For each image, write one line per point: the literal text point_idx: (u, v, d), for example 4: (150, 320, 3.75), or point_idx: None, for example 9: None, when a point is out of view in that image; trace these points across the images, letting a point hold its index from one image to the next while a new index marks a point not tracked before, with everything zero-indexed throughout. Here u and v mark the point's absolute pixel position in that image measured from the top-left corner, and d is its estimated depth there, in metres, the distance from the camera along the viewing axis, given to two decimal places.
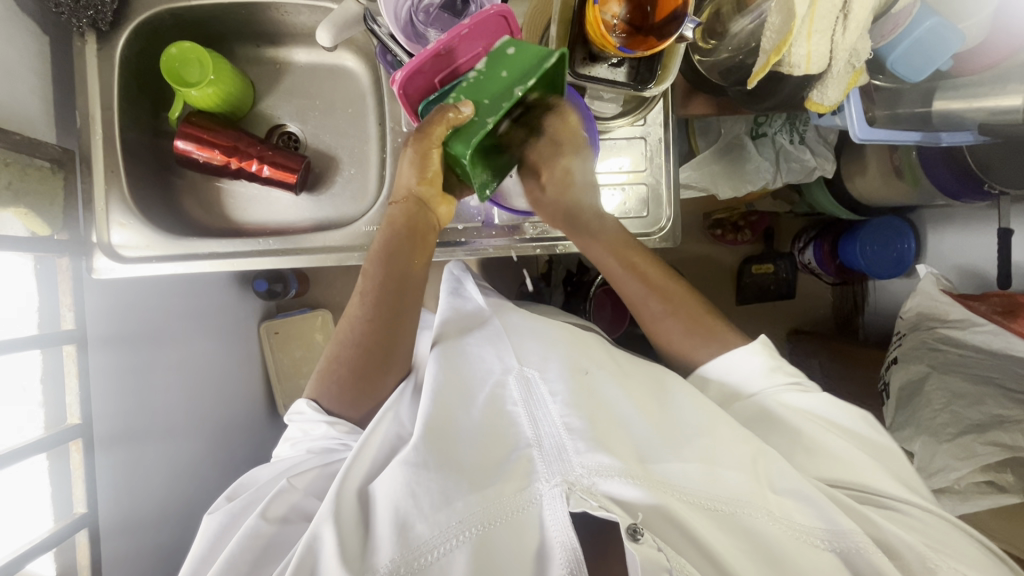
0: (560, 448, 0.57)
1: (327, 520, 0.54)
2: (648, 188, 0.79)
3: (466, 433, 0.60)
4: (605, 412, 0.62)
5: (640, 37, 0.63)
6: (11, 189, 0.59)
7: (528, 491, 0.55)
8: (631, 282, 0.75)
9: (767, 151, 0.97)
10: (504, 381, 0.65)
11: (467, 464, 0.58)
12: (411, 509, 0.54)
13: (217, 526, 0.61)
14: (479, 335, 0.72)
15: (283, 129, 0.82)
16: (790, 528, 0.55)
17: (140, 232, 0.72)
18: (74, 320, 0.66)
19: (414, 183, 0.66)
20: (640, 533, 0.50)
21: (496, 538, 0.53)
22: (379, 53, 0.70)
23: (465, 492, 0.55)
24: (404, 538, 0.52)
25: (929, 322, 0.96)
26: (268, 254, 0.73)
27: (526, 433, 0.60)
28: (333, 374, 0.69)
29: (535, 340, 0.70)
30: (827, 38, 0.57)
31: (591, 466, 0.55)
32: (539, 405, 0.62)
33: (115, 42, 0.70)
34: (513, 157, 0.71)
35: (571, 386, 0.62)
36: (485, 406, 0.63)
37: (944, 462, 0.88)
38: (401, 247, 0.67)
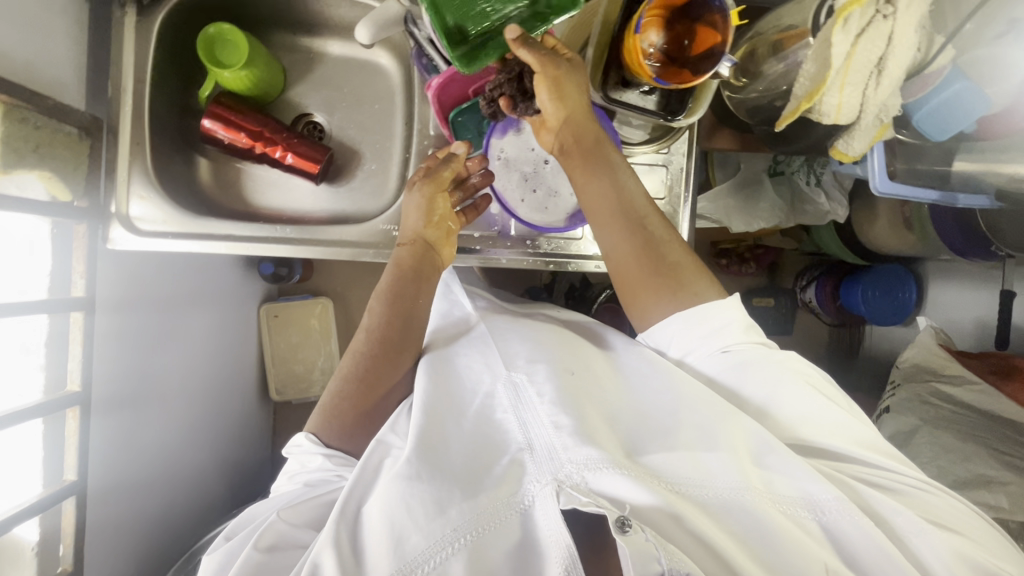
0: (550, 446, 0.57)
1: (327, 546, 0.54)
2: (665, 216, 0.79)
3: (458, 443, 0.61)
4: (593, 408, 0.62)
5: (674, 69, 0.62)
6: (38, 153, 0.58)
7: (517, 496, 0.54)
8: (595, 182, 0.67)
9: (785, 190, 1.00)
10: (493, 391, 0.66)
11: (458, 472, 0.57)
12: (405, 523, 0.53)
13: (216, 565, 0.60)
14: (473, 347, 0.73)
15: (309, 118, 0.83)
16: (774, 501, 0.55)
17: (158, 206, 0.71)
18: (84, 288, 0.66)
19: (421, 226, 0.72)
20: (628, 525, 0.49)
21: (489, 541, 0.53)
22: (415, 55, 0.72)
23: (458, 500, 0.54)
24: (399, 550, 0.52)
25: (924, 374, 1.01)
26: (282, 241, 0.73)
27: (515, 436, 0.60)
28: (337, 407, 0.71)
29: (522, 342, 0.71)
30: (859, 91, 0.58)
31: (580, 461, 0.54)
32: (527, 408, 0.62)
33: (154, 16, 0.69)
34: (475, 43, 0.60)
35: (558, 386, 0.63)
36: (476, 417, 0.64)
37: None
38: (411, 285, 0.72)
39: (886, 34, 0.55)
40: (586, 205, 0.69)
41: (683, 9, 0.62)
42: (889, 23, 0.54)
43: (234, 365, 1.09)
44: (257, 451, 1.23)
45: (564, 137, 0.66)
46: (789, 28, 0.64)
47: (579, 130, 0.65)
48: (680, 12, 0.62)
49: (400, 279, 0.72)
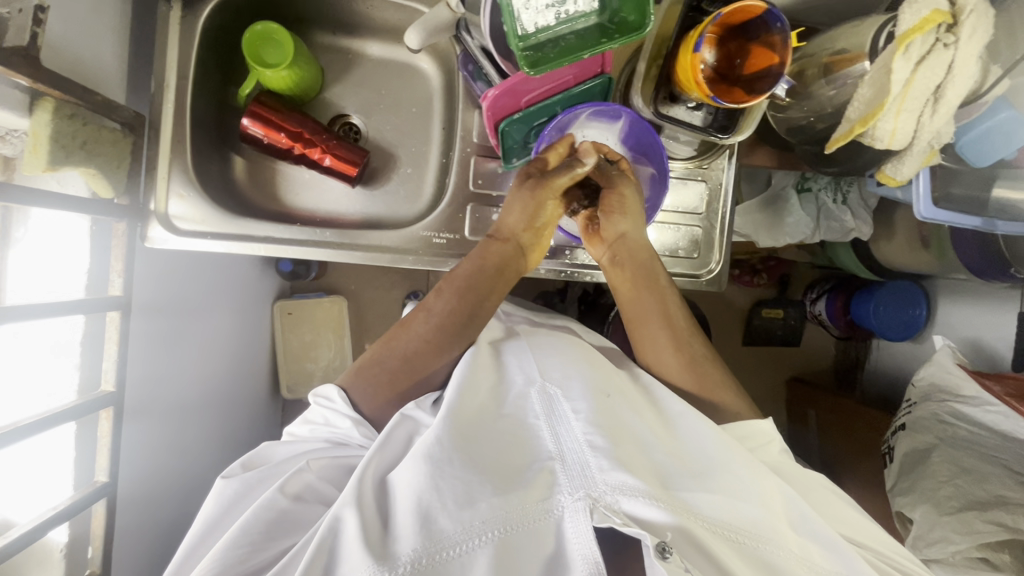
0: (582, 462, 0.54)
1: (350, 502, 0.52)
2: (702, 231, 0.79)
3: (489, 437, 0.57)
4: (625, 428, 0.59)
5: (725, 86, 0.63)
6: (85, 150, 0.57)
7: (549, 502, 0.51)
8: (644, 297, 0.71)
9: (810, 206, 0.99)
10: (526, 395, 0.62)
11: (492, 465, 0.54)
12: (434, 505, 0.50)
13: (231, 494, 0.59)
14: (507, 353, 0.69)
15: (345, 119, 0.82)
16: (806, 566, 0.54)
17: (196, 205, 0.70)
18: (121, 287, 0.64)
19: (520, 228, 0.70)
20: (667, 552, 0.48)
21: (518, 540, 0.50)
22: (461, 61, 0.72)
23: (489, 495, 0.51)
24: (426, 534, 0.49)
25: (942, 394, 1.02)
26: (323, 245, 0.72)
27: (547, 445, 0.57)
28: (378, 371, 0.67)
29: (556, 355, 0.67)
30: (914, 118, 0.58)
31: (613, 483, 0.51)
32: (561, 421, 0.58)
33: (199, 11, 0.68)
34: (538, 49, 0.57)
35: (595, 405, 0.59)
36: (509, 416, 0.60)
37: (942, 534, 0.89)
38: (491, 283, 0.70)
39: (947, 62, 0.55)
40: (630, 317, 0.73)
41: (738, 27, 0.62)
42: (951, 52, 0.54)
43: (250, 363, 1.08)
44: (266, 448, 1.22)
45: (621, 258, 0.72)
46: (840, 52, 0.64)
47: (636, 255, 0.71)
48: (735, 30, 0.62)
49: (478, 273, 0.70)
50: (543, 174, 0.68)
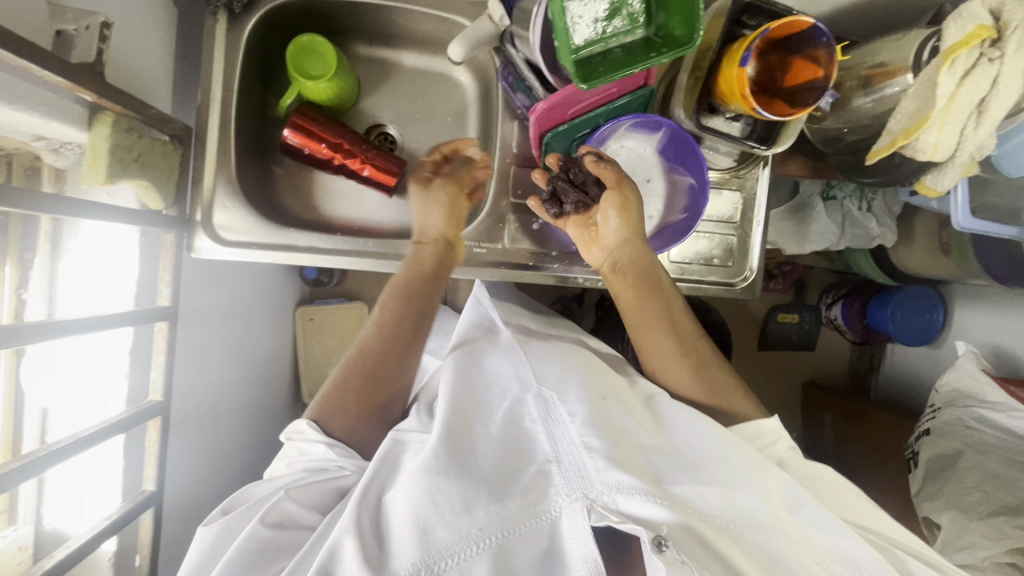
0: (579, 463, 0.53)
1: (348, 528, 0.52)
2: (736, 240, 0.80)
3: (484, 445, 0.57)
4: (621, 426, 0.58)
5: (765, 98, 0.64)
6: (139, 162, 0.58)
7: (544, 505, 0.51)
8: (645, 301, 0.69)
9: (835, 214, 1.00)
10: (521, 399, 0.62)
11: (487, 474, 0.54)
12: (432, 516, 0.50)
13: (212, 538, 0.58)
14: (501, 358, 0.69)
15: (381, 129, 0.83)
16: (809, 553, 0.53)
17: (241, 216, 0.70)
18: (169, 298, 0.65)
19: (444, 225, 0.72)
20: (664, 545, 0.47)
21: (516, 545, 0.50)
22: (501, 72, 0.72)
23: (486, 501, 0.51)
24: (425, 544, 0.49)
25: (967, 400, 1.04)
26: (369, 255, 0.73)
27: (542, 449, 0.56)
28: (347, 391, 0.66)
29: (552, 361, 0.68)
30: (958, 130, 0.59)
31: (611, 483, 0.51)
32: (557, 423, 0.58)
33: (245, 24, 0.69)
34: (589, 68, 0.58)
35: (592, 407, 0.59)
36: (504, 421, 0.60)
37: (972, 539, 0.89)
38: (434, 285, 0.70)
39: (992, 76, 0.56)
40: (630, 322, 0.71)
41: (781, 41, 0.63)
42: (996, 66, 0.55)
43: (274, 370, 1.08)
44: None
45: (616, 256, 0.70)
46: (880, 65, 0.64)
47: (636, 257, 0.68)
48: (778, 44, 0.63)
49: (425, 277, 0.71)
50: (451, 173, 0.75)
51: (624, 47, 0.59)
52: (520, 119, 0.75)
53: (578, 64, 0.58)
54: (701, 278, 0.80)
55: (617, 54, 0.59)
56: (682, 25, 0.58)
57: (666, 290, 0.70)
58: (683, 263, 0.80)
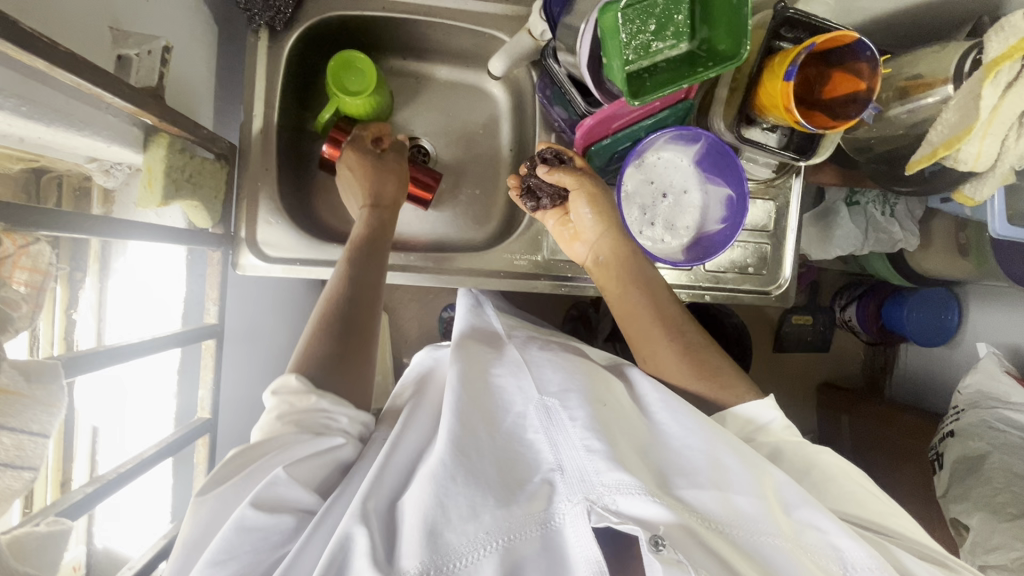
0: (581, 468, 0.49)
1: (357, 518, 0.46)
2: (770, 248, 0.81)
3: (488, 450, 0.52)
4: (621, 431, 0.55)
5: (805, 110, 0.65)
6: (191, 183, 0.58)
7: (545, 511, 0.48)
8: (630, 291, 0.71)
9: (859, 219, 1.01)
10: (524, 412, 0.56)
11: (491, 478, 0.49)
12: (438, 518, 0.45)
13: (205, 516, 0.46)
14: (501, 369, 0.62)
15: (416, 141, 0.82)
16: (809, 556, 0.50)
17: (285, 232, 0.69)
18: (216, 314, 0.66)
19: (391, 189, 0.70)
20: (661, 544, 0.45)
21: (522, 549, 0.46)
22: (539, 86, 0.73)
23: (493, 506, 0.47)
24: (433, 547, 0.44)
25: (989, 401, 1.04)
26: (410, 268, 0.76)
27: (544, 455, 0.52)
28: (321, 338, 0.56)
29: (549, 362, 0.63)
30: (999, 141, 0.60)
31: (612, 484, 0.48)
32: (558, 427, 0.53)
33: (285, 42, 0.69)
34: (639, 84, 0.59)
35: (595, 411, 0.54)
36: (506, 426, 0.55)
37: (1002, 540, 0.90)
38: (380, 233, 0.67)
39: None
40: (620, 313, 0.72)
41: (820, 54, 0.64)
42: None
43: None
44: None
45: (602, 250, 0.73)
46: (917, 77, 0.65)
47: (614, 245, 0.72)
48: (817, 56, 0.64)
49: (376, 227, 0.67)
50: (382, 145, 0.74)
51: (671, 62, 0.60)
52: (557, 132, 0.76)
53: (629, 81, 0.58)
54: (736, 286, 0.81)
55: (665, 69, 0.59)
56: (728, 39, 0.58)
57: (648, 274, 0.72)
58: (719, 271, 0.81)
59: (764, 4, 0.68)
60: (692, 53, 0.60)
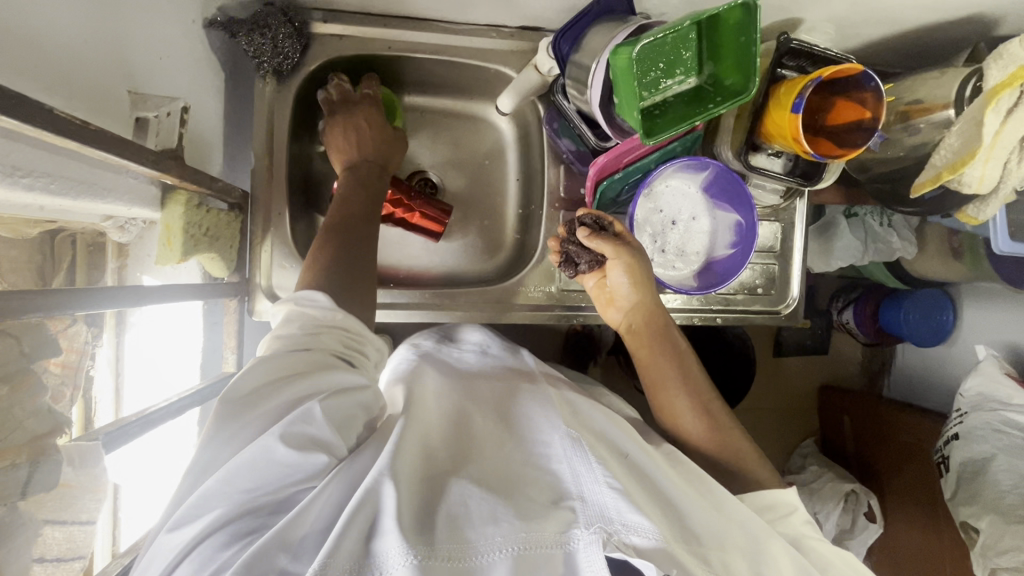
0: (602, 505, 0.45)
1: (388, 477, 0.43)
2: (777, 269, 0.82)
3: (511, 473, 0.49)
4: (643, 485, 0.53)
5: (812, 138, 0.66)
6: (208, 237, 0.58)
7: (564, 530, 0.43)
8: (659, 358, 0.69)
9: (858, 231, 1.03)
10: (547, 438, 0.53)
11: (515, 493, 0.46)
12: (460, 517, 0.43)
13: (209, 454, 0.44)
14: (529, 399, 0.61)
15: (422, 174, 0.83)
16: None
17: (298, 276, 0.69)
18: (235, 363, 0.66)
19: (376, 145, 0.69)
20: None
21: (533, 563, 0.41)
22: (546, 118, 0.74)
23: (512, 514, 0.43)
24: (452, 539, 0.41)
25: (991, 404, 1.06)
26: (425, 306, 0.76)
27: (564, 481, 0.48)
28: (331, 256, 0.58)
29: (582, 413, 0.63)
30: (1001, 165, 0.61)
31: (633, 525, 0.44)
32: (584, 461, 0.50)
33: (292, 85, 0.69)
34: (656, 121, 0.59)
35: (617, 464, 0.52)
36: (531, 451, 0.53)
37: (1012, 543, 0.92)
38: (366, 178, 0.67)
39: None
40: (645, 374, 0.71)
41: (825, 82, 0.65)
42: None
43: None
44: None
45: (633, 315, 0.70)
46: (918, 102, 0.67)
47: (648, 316, 0.70)
48: (821, 85, 0.65)
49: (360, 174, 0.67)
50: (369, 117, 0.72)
51: (683, 98, 0.61)
52: (566, 163, 0.76)
53: (645, 118, 0.58)
54: (746, 307, 0.82)
55: (678, 107, 0.60)
56: (740, 75, 0.59)
57: (679, 344, 0.70)
58: (729, 293, 0.82)
59: (767, 32, 0.70)
60: (704, 90, 0.61)
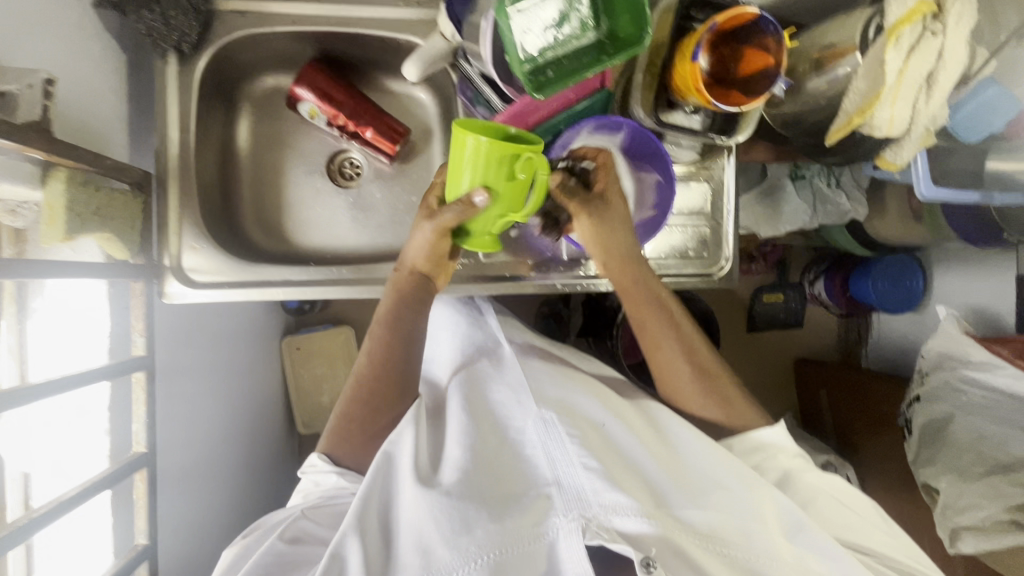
0: (580, 492, 0.59)
1: (353, 531, 0.57)
2: (709, 229, 0.81)
3: (494, 469, 0.62)
4: (617, 455, 0.64)
5: (722, 90, 0.64)
6: (99, 216, 0.57)
7: (543, 525, 0.57)
8: (646, 311, 0.71)
9: (806, 193, 1.01)
10: (523, 427, 0.66)
11: (490, 495, 0.59)
12: (432, 537, 0.56)
13: (228, 562, 0.63)
14: (500, 388, 0.73)
15: (345, 154, 0.82)
16: (797, 568, 0.59)
17: (211, 257, 0.69)
18: (144, 346, 0.65)
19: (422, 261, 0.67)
20: (652, 567, 0.54)
21: (513, 561, 0.55)
22: (459, 87, 0.72)
23: (485, 521, 0.56)
24: (426, 563, 0.55)
25: (951, 362, 1.03)
26: (343, 283, 0.71)
27: (544, 473, 0.61)
28: (347, 429, 0.69)
29: (550, 381, 0.73)
30: (910, 105, 0.59)
31: (608, 504, 0.58)
32: (557, 445, 0.62)
33: (195, 65, 0.68)
34: (549, 76, 0.58)
35: (586, 433, 0.64)
36: (509, 444, 0.65)
37: (972, 501, 0.90)
38: (414, 300, 0.69)
39: (937, 49, 0.56)
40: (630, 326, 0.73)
41: (731, 32, 0.63)
42: (939, 40, 0.56)
43: (266, 404, 1.07)
44: (290, 487, 1.20)
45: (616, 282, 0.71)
46: (830, 47, 0.65)
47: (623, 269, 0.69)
48: (728, 35, 0.63)
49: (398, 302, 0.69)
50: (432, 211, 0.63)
51: (579, 53, 0.59)
52: None
53: (535, 74, 0.58)
54: (678, 271, 0.81)
55: (574, 61, 0.59)
56: (632, 22, 0.57)
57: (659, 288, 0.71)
58: (659, 257, 0.80)
59: None
60: (603, 42, 0.59)
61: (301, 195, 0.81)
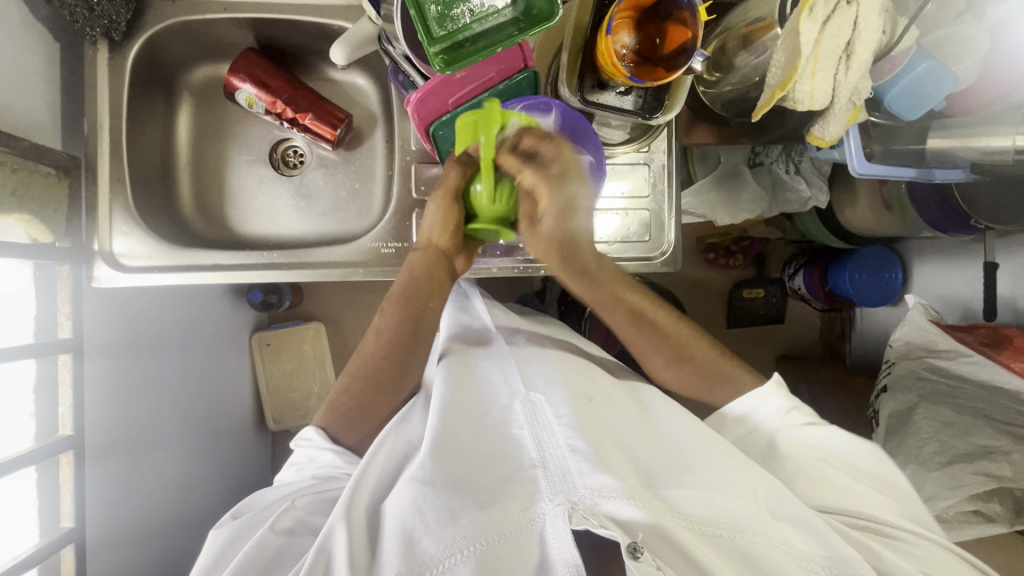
0: (564, 469, 0.55)
1: (340, 520, 0.54)
2: (650, 214, 0.80)
3: (476, 453, 0.59)
4: (608, 435, 0.61)
5: (648, 67, 0.63)
6: (17, 196, 0.58)
7: (530, 510, 0.53)
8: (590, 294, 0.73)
9: (764, 179, 1.00)
10: (509, 406, 0.64)
11: (474, 483, 0.55)
12: (417, 526, 0.52)
13: (223, 542, 0.61)
14: (490, 365, 0.70)
15: (288, 142, 0.82)
16: (787, 552, 0.54)
17: (142, 241, 0.71)
18: (71, 329, 0.65)
19: (435, 234, 0.70)
20: (639, 552, 0.50)
21: (499, 553, 0.51)
22: (391, 73, 0.72)
23: (471, 510, 0.53)
24: (411, 556, 0.51)
25: (919, 351, 0.90)
26: (274, 267, 0.72)
27: (530, 453, 0.58)
28: (345, 409, 0.70)
29: (542, 366, 0.69)
30: (831, 76, 0.59)
31: (594, 487, 0.53)
32: (543, 427, 0.60)
33: (127, 51, 0.69)
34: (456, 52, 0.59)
35: (577, 410, 0.61)
36: (495, 426, 0.62)
37: (931, 492, 0.84)
38: (425, 277, 0.71)
39: (852, 19, 0.56)
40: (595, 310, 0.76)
41: (653, 9, 0.63)
42: (853, 9, 0.56)
43: (229, 397, 1.06)
44: (260, 482, 1.19)
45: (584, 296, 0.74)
46: (756, 21, 0.65)
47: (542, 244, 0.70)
48: (650, 12, 0.63)
49: (409, 281, 0.71)
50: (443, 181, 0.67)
51: (492, 27, 0.59)
52: None
53: (443, 48, 0.59)
54: (618, 256, 0.80)
55: (486, 36, 0.59)
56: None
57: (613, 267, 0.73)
58: (601, 243, 0.79)
59: None
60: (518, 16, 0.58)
61: (244, 183, 0.82)
